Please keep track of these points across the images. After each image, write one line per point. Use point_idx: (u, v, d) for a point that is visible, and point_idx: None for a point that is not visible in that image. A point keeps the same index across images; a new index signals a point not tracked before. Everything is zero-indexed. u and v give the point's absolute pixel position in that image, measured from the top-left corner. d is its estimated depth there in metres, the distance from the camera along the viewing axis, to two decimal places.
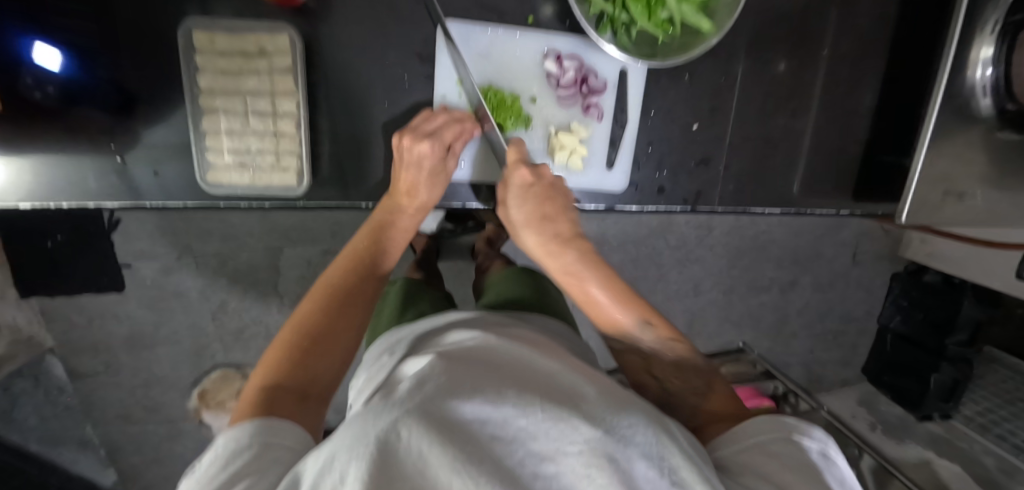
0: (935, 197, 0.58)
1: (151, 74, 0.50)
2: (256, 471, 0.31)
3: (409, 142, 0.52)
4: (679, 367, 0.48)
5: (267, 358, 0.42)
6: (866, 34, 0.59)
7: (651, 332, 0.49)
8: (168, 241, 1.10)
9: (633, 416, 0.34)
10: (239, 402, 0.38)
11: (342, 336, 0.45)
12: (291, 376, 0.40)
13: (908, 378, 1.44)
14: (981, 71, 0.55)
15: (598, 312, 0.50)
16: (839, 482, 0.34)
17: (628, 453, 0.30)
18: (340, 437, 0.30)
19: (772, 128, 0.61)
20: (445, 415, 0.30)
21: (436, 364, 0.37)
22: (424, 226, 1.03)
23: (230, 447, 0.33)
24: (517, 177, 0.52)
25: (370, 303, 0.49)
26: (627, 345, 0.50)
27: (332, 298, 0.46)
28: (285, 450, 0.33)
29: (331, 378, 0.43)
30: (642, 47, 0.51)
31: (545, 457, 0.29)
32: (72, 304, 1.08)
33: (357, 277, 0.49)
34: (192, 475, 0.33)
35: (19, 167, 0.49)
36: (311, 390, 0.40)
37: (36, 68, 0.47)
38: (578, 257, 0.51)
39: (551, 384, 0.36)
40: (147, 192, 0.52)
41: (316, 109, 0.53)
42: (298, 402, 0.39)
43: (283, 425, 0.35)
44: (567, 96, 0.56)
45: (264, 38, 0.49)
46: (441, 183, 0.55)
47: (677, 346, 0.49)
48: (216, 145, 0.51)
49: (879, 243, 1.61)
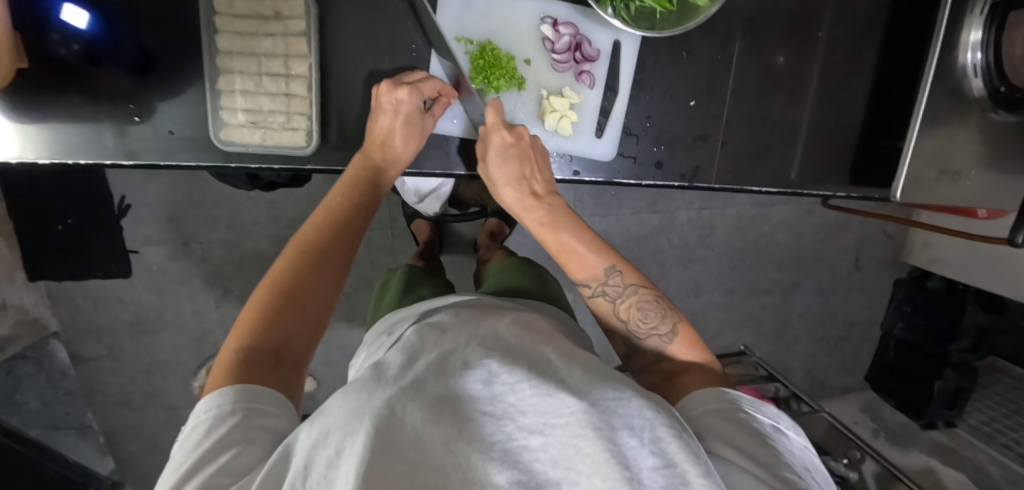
0: (927, 176, 0.59)
1: (169, 39, 0.52)
2: (242, 440, 0.34)
3: (388, 88, 0.53)
4: (644, 309, 0.50)
5: (240, 322, 0.43)
6: (859, 17, 0.61)
7: (617, 278, 0.50)
8: (176, 227, 1.12)
9: (620, 388, 0.34)
10: (215, 369, 0.39)
11: (315, 295, 0.45)
12: (265, 339, 0.41)
13: (911, 385, 1.43)
14: (971, 55, 0.56)
15: (568, 257, 0.52)
16: (786, 452, 0.38)
17: (613, 423, 0.31)
18: (336, 413, 0.32)
19: (768, 108, 0.62)
20: (440, 394, 0.32)
21: (429, 340, 0.39)
22: (427, 210, 1.02)
23: (208, 416, 0.36)
24: (496, 138, 0.53)
25: (343, 264, 0.48)
26: (595, 291, 0.51)
27: (305, 263, 0.46)
28: (268, 418, 0.36)
29: (304, 341, 0.43)
30: (641, 22, 0.53)
31: (531, 431, 0.30)
32: (78, 288, 1.10)
33: (333, 241, 0.49)
34: (179, 440, 0.36)
35: (41, 122, 0.50)
36: (285, 352, 0.42)
37: (65, 27, 0.49)
38: (550, 212, 0.53)
39: (539, 360, 0.37)
40: (157, 152, 0.53)
41: (327, 74, 0.55)
42: (272, 365, 0.40)
43: (259, 392, 0.37)
44: (559, 61, 0.57)
45: (280, 3, 0.52)
46: (416, 136, 0.55)
47: (643, 291, 0.50)
48: (230, 105, 0.52)
49: (881, 248, 1.61)
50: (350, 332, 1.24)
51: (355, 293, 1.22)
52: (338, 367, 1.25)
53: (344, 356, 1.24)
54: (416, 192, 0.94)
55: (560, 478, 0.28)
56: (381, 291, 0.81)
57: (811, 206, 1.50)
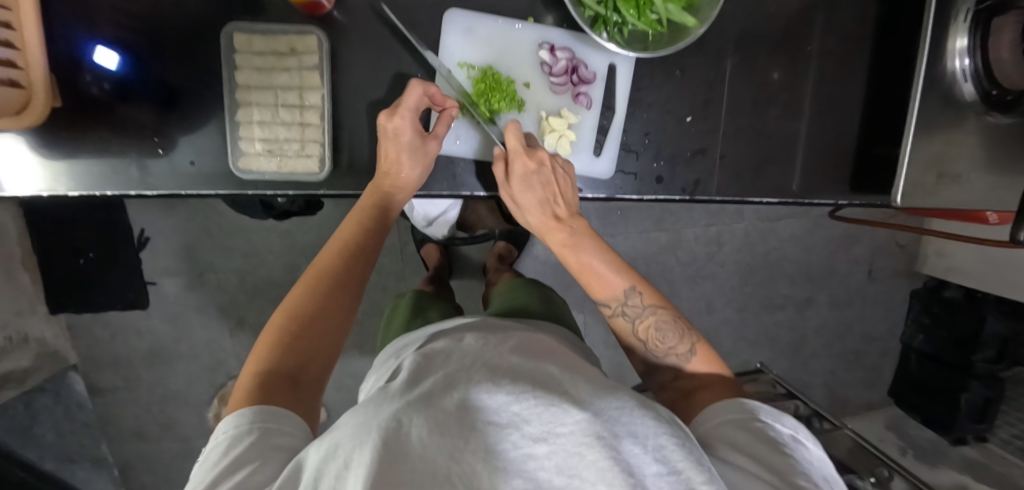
0: (928, 179, 0.60)
1: (190, 76, 0.55)
2: (256, 458, 0.34)
3: (388, 118, 0.54)
4: (663, 329, 0.50)
5: (260, 344, 0.44)
6: (847, 31, 0.63)
7: (637, 298, 0.52)
8: (191, 258, 1.15)
9: (621, 398, 0.35)
10: (235, 390, 0.41)
11: (329, 316, 0.46)
12: (282, 362, 0.42)
13: (935, 400, 1.40)
14: (959, 61, 0.58)
15: (592, 278, 0.54)
16: (805, 460, 0.37)
17: (616, 431, 0.31)
18: (344, 427, 0.33)
19: (764, 121, 0.63)
20: (444, 407, 0.32)
21: (435, 365, 0.39)
22: (436, 234, 1.04)
23: (228, 435, 0.36)
24: (519, 165, 0.55)
25: (357, 286, 0.50)
26: (614, 311, 0.53)
27: (321, 287, 0.48)
28: (283, 437, 0.37)
29: (319, 362, 0.45)
30: (635, 44, 0.55)
31: (535, 440, 0.30)
32: (98, 319, 1.13)
33: (345, 262, 0.50)
34: (200, 460, 0.37)
35: (71, 157, 0.54)
36: (301, 375, 0.43)
37: (96, 68, 0.53)
38: (572, 235, 0.56)
39: (544, 375, 0.38)
40: (182, 182, 0.56)
41: (339, 103, 0.57)
42: (289, 388, 0.41)
43: (276, 412, 0.38)
44: (557, 84, 0.60)
45: (295, 40, 0.55)
46: (423, 160, 0.57)
47: (661, 312, 0.51)
48: (248, 135, 0.55)
49: (894, 259, 1.58)
50: (364, 357, 1.25)
51: (367, 318, 1.23)
52: (351, 394, 1.26)
53: (357, 383, 1.25)
54: (424, 215, 0.96)
55: (565, 486, 0.28)
56: (392, 314, 0.83)
57: (818, 219, 1.49)
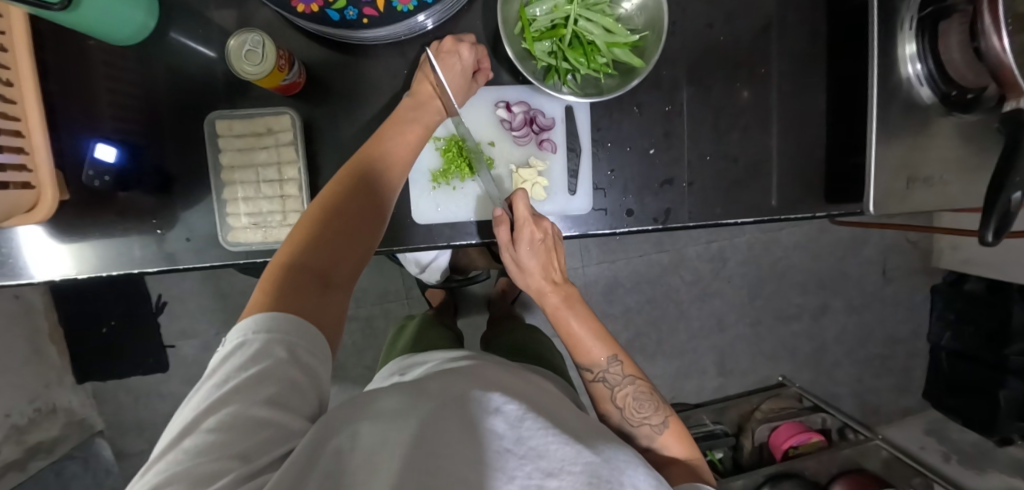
0: (897, 186, 0.60)
1: (184, 160, 0.59)
2: (285, 380, 0.34)
3: (452, 47, 0.56)
4: (639, 400, 0.57)
5: (290, 240, 0.44)
6: (798, 51, 0.65)
7: (618, 367, 0.58)
8: (205, 319, 1.19)
9: (629, 454, 0.37)
10: (263, 277, 0.41)
11: (359, 234, 0.47)
12: (315, 263, 0.43)
13: (974, 398, 1.33)
14: (911, 67, 0.59)
15: (575, 341, 0.59)
16: None
17: (621, 478, 0.33)
18: (386, 402, 0.34)
19: (729, 144, 0.65)
20: (470, 424, 0.34)
21: (460, 376, 0.41)
22: (429, 279, 1.04)
23: (258, 338, 0.36)
24: (527, 232, 0.56)
25: (382, 214, 0.50)
26: (596, 376, 0.58)
27: (353, 206, 0.48)
28: (310, 357, 0.37)
29: (344, 271, 0.45)
30: (588, 88, 0.58)
31: (547, 474, 0.31)
32: (121, 385, 1.18)
33: (373, 189, 0.50)
34: (219, 349, 0.36)
35: (80, 243, 0.59)
36: (330, 279, 0.43)
37: (97, 162, 0.54)
38: (566, 300, 0.59)
39: (557, 415, 0.40)
40: (180, 257, 0.61)
41: (316, 172, 0.61)
42: (320, 288, 0.42)
43: (305, 323, 0.39)
44: (522, 137, 0.63)
45: (271, 120, 0.58)
46: (461, 92, 0.58)
47: (639, 383, 0.58)
48: (234, 210, 0.58)
49: (909, 256, 1.52)
50: None
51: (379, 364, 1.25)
52: None
53: None
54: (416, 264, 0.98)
55: None
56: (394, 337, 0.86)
57: (821, 224, 1.46)
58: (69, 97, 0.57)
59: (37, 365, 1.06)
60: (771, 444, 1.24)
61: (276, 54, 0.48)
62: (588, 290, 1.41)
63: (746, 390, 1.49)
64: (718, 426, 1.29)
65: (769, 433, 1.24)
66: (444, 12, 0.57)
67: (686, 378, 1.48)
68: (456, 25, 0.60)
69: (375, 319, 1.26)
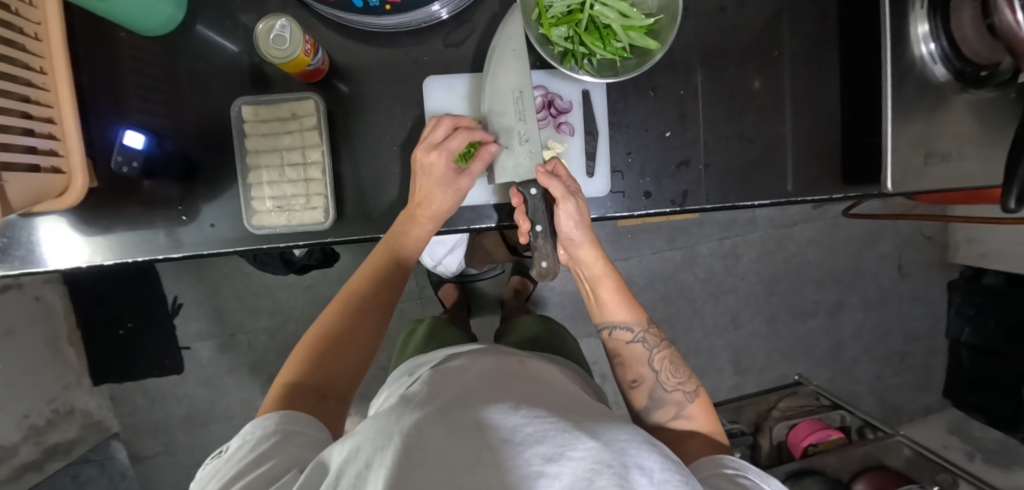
0: (915, 161, 0.60)
1: (208, 147, 0.61)
2: (278, 455, 0.39)
3: (422, 154, 0.57)
4: (674, 365, 0.59)
5: (291, 361, 0.52)
6: (811, 33, 0.65)
7: (654, 331, 0.60)
8: (221, 320, 1.20)
9: (633, 434, 0.34)
10: (266, 397, 0.48)
11: (353, 343, 0.54)
12: (310, 377, 0.50)
13: (997, 396, 1.31)
14: (925, 46, 0.60)
15: (614, 298, 0.60)
16: None
17: (627, 463, 0.31)
18: (365, 432, 0.34)
19: (744, 126, 0.65)
20: (462, 424, 0.32)
21: (454, 383, 0.40)
22: (445, 270, 1.02)
23: (254, 435, 0.41)
24: (577, 182, 0.59)
25: (381, 316, 0.57)
26: (634, 336, 0.60)
27: (346, 312, 0.55)
28: (305, 436, 0.42)
29: (345, 379, 0.52)
30: (604, 72, 0.59)
31: (548, 458, 0.29)
32: (137, 387, 1.19)
33: (370, 288, 0.57)
34: (224, 455, 0.41)
35: (105, 231, 0.60)
36: (327, 391, 0.50)
37: (127, 149, 0.55)
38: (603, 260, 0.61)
39: (558, 407, 0.38)
40: (203, 243, 0.61)
41: (338, 158, 0.62)
42: (316, 400, 0.48)
43: (301, 418, 0.44)
44: (539, 120, 0.64)
45: (296, 106, 0.60)
46: (453, 193, 0.58)
47: (672, 351, 0.60)
48: (259, 194, 0.60)
49: (925, 251, 1.50)
50: None
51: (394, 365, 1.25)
52: None
53: None
54: (433, 256, 0.95)
55: None
56: (405, 339, 0.87)
57: (835, 220, 1.45)
58: (97, 88, 0.58)
59: (55, 367, 1.07)
60: (790, 443, 1.23)
61: (304, 38, 0.49)
62: None
63: (763, 389, 1.47)
64: (736, 425, 1.27)
65: (788, 431, 1.22)
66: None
67: (701, 377, 1.47)
68: (473, 13, 0.61)
69: None
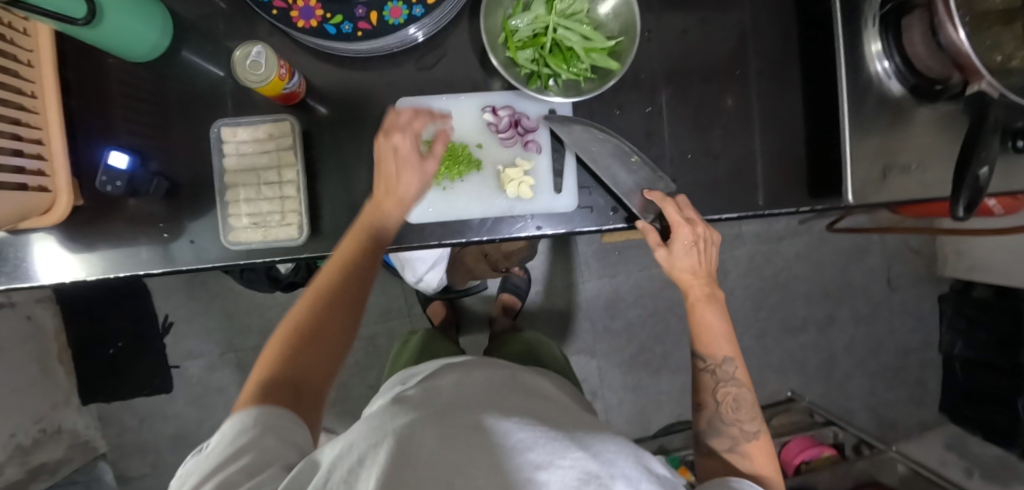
0: (875, 174, 0.62)
1: (190, 166, 0.63)
2: (254, 448, 0.40)
3: (383, 139, 0.55)
4: (738, 402, 0.58)
5: (265, 357, 0.50)
6: (771, 54, 0.68)
7: (732, 366, 0.59)
8: (210, 338, 1.21)
9: (620, 446, 0.35)
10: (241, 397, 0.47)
11: (328, 337, 0.51)
12: (284, 375, 0.48)
13: (992, 409, 1.31)
14: (880, 63, 0.62)
15: (700, 328, 0.60)
16: None
17: (612, 472, 0.31)
18: (358, 431, 0.35)
19: (710, 142, 0.68)
20: (455, 426, 0.33)
21: (447, 391, 0.41)
22: (427, 287, 1.03)
23: (235, 429, 0.42)
24: (682, 231, 0.59)
25: (355, 306, 0.53)
26: (708, 366, 0.60)
27: (316, 306, 0.51)
28: (287, 427, 0.43)
29: (320, 373, 0.50)
30: (569, 91, 0.62)
31: (539, 465, 0.30)
32: (126, 407, 1.19)
33: (340, 278, 0.53)
34: (207, 446, 0.42)
35: (88, 247, 0.62)
36: (303, 389, 0.48)
37: (110, 169, 0.57)
38: (708, 294, 0.61)
39: (550, 419, 0.39)
40: (183, 259, 0.63)
41: (314, 176, 0.64)
42: (293, 399, 0.47)
43: (278, 412, 0.44)
44: (508, 139, 0.66)
45: (272, 127, 0.62)
46: (419, 174, 0.56)
47: (745, 389, 0.58)
48: (236, 212, 0.62)
49: (913, 265, 1.51)
50: None
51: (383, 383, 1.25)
52: None
53: None
54: (415, 272, 0.97)
55: None
56: (399, 349, 0.88)
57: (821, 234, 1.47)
58: (86, 111, 0.61)
59: (44, 386, 1.08)
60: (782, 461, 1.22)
61: (278, 63, 0.52)
62: (590, 305, 1.41)
63: None
64: None
65: (780, 447, 1.22)
66: (436, 24, 0.61)
67: None
68: (445, 38, 0.64)
69: (378, 338, 1.27)
